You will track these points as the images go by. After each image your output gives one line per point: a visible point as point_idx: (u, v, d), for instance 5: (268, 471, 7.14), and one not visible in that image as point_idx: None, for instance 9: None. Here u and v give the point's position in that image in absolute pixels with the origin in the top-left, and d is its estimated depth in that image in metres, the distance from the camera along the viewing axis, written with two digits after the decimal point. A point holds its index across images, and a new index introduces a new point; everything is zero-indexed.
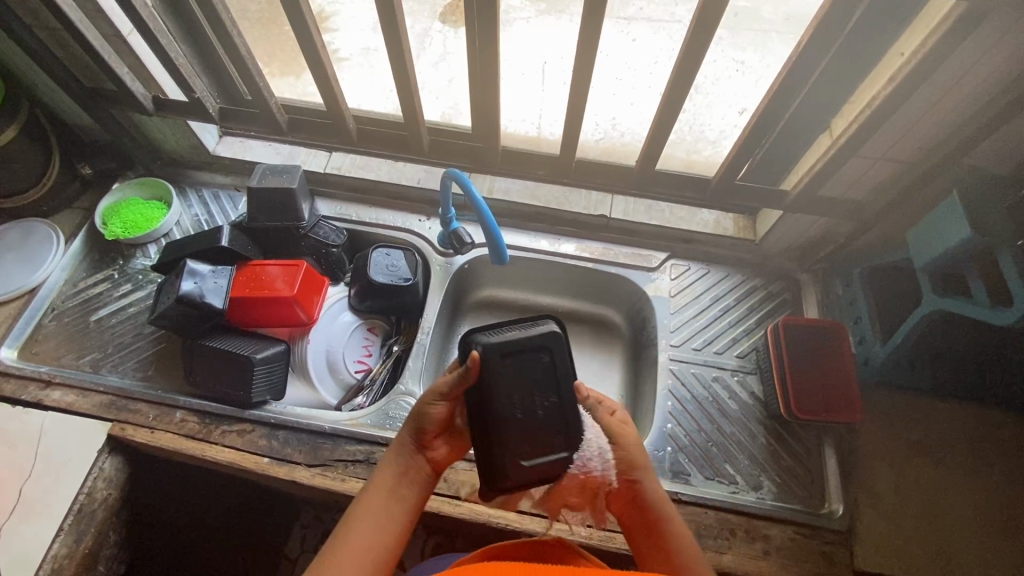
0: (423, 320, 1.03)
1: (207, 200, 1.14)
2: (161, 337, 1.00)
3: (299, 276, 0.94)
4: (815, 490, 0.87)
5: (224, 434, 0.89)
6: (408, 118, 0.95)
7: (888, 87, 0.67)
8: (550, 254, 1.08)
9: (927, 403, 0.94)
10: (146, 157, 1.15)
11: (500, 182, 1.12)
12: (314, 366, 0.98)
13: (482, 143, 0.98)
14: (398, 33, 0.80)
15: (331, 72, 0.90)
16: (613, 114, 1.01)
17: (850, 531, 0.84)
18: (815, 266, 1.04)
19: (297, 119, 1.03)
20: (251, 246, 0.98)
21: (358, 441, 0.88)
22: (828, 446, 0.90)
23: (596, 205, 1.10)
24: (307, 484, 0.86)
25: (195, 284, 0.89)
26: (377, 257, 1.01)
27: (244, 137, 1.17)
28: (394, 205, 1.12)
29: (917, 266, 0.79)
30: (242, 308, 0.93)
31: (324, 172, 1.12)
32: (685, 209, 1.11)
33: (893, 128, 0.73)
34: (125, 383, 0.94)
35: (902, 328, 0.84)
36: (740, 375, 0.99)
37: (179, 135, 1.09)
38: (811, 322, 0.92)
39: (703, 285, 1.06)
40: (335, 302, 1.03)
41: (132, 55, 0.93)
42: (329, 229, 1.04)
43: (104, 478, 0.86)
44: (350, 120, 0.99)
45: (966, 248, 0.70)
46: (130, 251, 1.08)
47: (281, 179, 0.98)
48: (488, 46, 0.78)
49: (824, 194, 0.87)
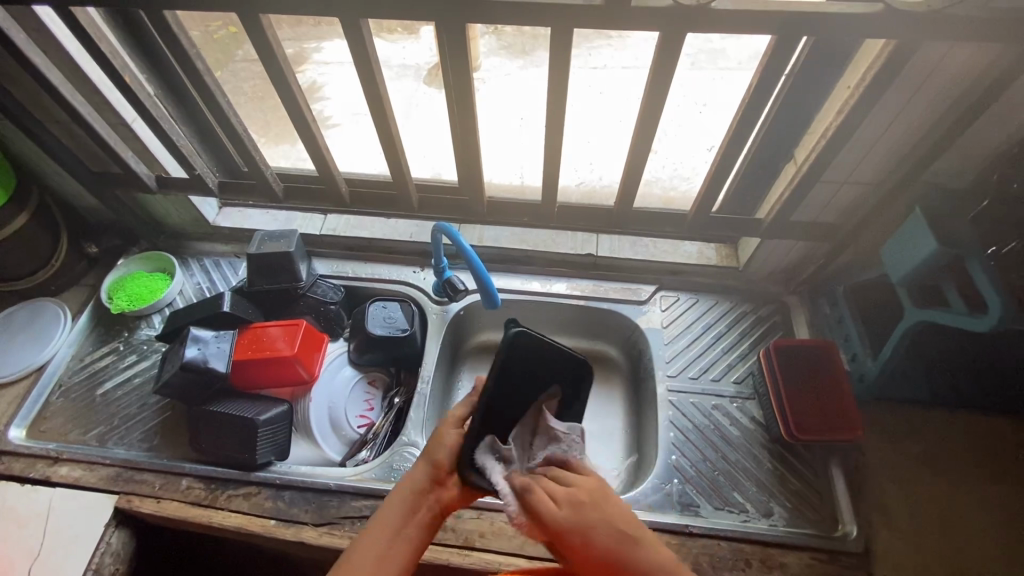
0: (422, 369, 1.04)
1: (208, 268, 1.18)
2: (165, 405, 1.01)
3: (299, 334, 0.97)
4: (827, 513, 0.87)
5: (230, 499, 0.89)
6: (396, 179, 1.00)
7: (839, 118, 0.73)
8: (541, 294, 1.12)
9: (926, 415, 0.94)
10: (149, 233, 1.20)
11: (489, 232, 1.18)
12: (317, 423, 0.99)
13: (468, 197, 1.02)
14: (383, 107, 0.87)
15: (323, 143, 0.96)
16: (589, 160, 1.09)
17: (867, 552, 0.83)
18: (799, 288, 1.07)
19: (292, 186, 1.07)
20: (252, 309, 1.02)
21: (363, 496, 0.88)
22: (835, 466, 0.90)
23: (583, 245, 1.15)
24: (314, 545, 0.85)
25: (198, 350, 0.91)
26: (374, 310, 1.04)
27: (243, 207, 1.23)
28: (387, 259, 1.16)
29: (895, 280, 0.81)
30: (244, 371, 0.95)
31: (320, 234, 1.17)
32: (669, 242, 1.15)
33: (851, 151, 0.78)
34: (131, 453, 0.95)
35: (891, 342, 0.86)
36: (739, 401, 0.99)
37: (182, 209, 1.14)
38: (802, 342, 0.94)
39: (694, 314, 1.09)
40: (336, 357, 1.04)
41: (136, 140, 0.99)
42: (327, 288, 1.08)
43: (112, 553, 0.86)
44: (341, 182, 1.03)
45: (936, 261, 0.73)
46: (135, 323, 1.11)
47: (279, 244, 1.03)
48: (465, 107, 0.84)
49: (797, 219, 0.91)
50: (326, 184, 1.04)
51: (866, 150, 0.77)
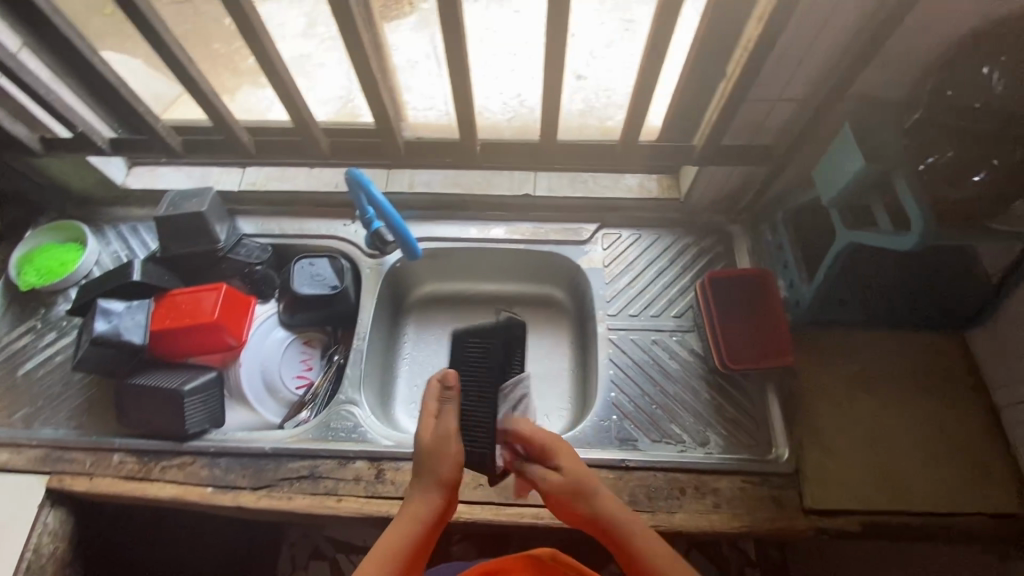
0: (358, 326, 1.01)
1: (125, 235, 1.10)
2: (91, 382, 0.97)
3: (219, 300, 0.92)
4: (760, 437, 0.89)
5: (164, 470, 0.87)
6: (298, 123, 0.89)
7: (760, 27, 0.67)
8: (480, 241, 1.08)
9: (863, 336, 0.95)
10: (54, 200, 1.11)
11: (421, 176, 1.12)
12: (251, 388, 0.96)
13: (382, 139, 0.94)
14: (267, 48, 0.76)
15: (212, 91, 0.85)
16: (518, 90, 0.96)
17: (798, 472, 0.85)
18: (741, 216, 1.04)
19: (190, 141, 0.96)
20: (169, 276, 0.96)
21: (301, 458, 0.87)
22: (770, 392, 0.91)
23: (520, 185, 1.10)
24: (253, 508, 0.84)
25: (110, 324, 0.87)
26: (300, 268, 0.99)
27: (155, 165, 1.14)
28: (315, 213, 1.09)
29: (826, 202, 0.78)
30: (163, 340, 0.90)
31: (239, 190, 1.10)
32: (609, 176, 1.10)
33: (777, 64, 0.72)
34: (59, 433, 0.92)
35: (824, 266, 0.84)
36: (679, 334, 0.99)
37: (84, 173, 1.05)
38: (738, 273, 0.92)
39: (636, 250, 1.06)
40: (265, 320, 1.00)
41: (6, 97, 0.89)
42: (251, 248, 1.02)
43: (49, 533, 0.85)
44: (241, 133, 0.92)
45: (863, 179, 0.70)
46: (51, 298, 1.05)
47: (191, 204, 0.96)
48: (356, 40, 0.75)
49: (731, 144, 0.87)
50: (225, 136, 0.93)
51: (793, 63, 0.72)
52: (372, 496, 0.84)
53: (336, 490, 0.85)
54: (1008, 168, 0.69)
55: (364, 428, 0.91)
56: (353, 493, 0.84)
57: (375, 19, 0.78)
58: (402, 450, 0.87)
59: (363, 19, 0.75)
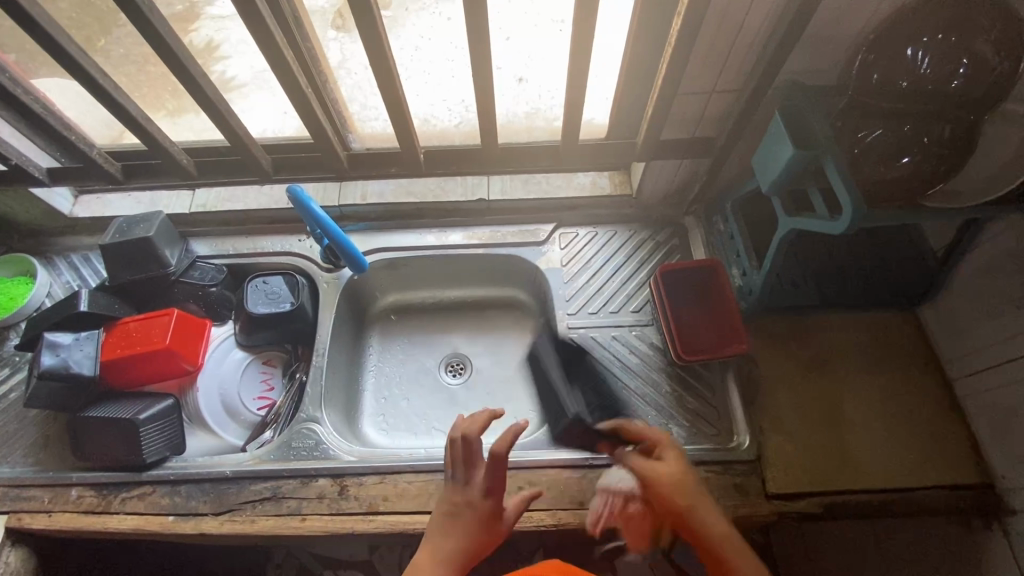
0: (317, 341, 1.00)
1: (76, 264, 1.09)
2: (48, 416, 0.95)
3: (172, 325, 0.91)
4: (722, 425, 0.90)
5: (124, 502, 0.86)
6: (235, 143, 0.88)
7: (681, 22, 0.67)
8: (437, 248, 1.08)
9: (818, 319, 0.96)
10: (1, 235, 1.09)
11: (373, 186, 1.11)
12: (210, 412, 0.95)
13: (323, 152, 0.93)
14: (194, 70, 0.75)
15: (144, 115, 0.83)
16: (461, 96, 0.95)
17: (759, 458, 0.86)
18: (694, 207, 1.05)
19: (131, 167, 0.96)
20: (120, 304, 0.95)
21: (262, 479, 0.86)
22: (730, 380, 0.92)
23: (473, 190, 1.10)
24: (216, 534, 0.83)
25: (58, 358, 0.85)
26: (254, 287, 0.99)
27: (102, 193, 1.12)
28: (269, 231, 1.09)
29: (766, 190, 0.79)
30: (116, 370, 0.89)
31: (190, 213, 1.08)
32: (562, 176, 1.10)
33: (704, 57, 0.73)
34: (15, 471, 0.90)
35: (770, 252, 0.85)
36: (638, 329, 0.99)
37: (27, 205, 1.03)
38: (691, 264, 0.93)
39: (593, 247, 1.07)
40: (222, 342, 0.99)
41: None
42: (205, 270, 1.01)
43: (10, 572, 0.84)
44: (178, 155, 0.90)
45: (796, 166, 0.71)
46: (2, 334, 1.03)
47: (137, 229, 0.95)
48: (281, 56, 0.74)
49: (674, 137, 0.88)
50: (163, 159, 0.91)
51: (720, 54, 0.73)
52: (336, 513, 0.83)
53: (300, 509, 0.84)
54: (936, 146, 0.71)
55: (326, 444, 0.90)
56: (317, 511, 0.83)
57: (302, 33, 0.78)
58: (365, 464, 0.86)
59: (287, 34, 0.74)
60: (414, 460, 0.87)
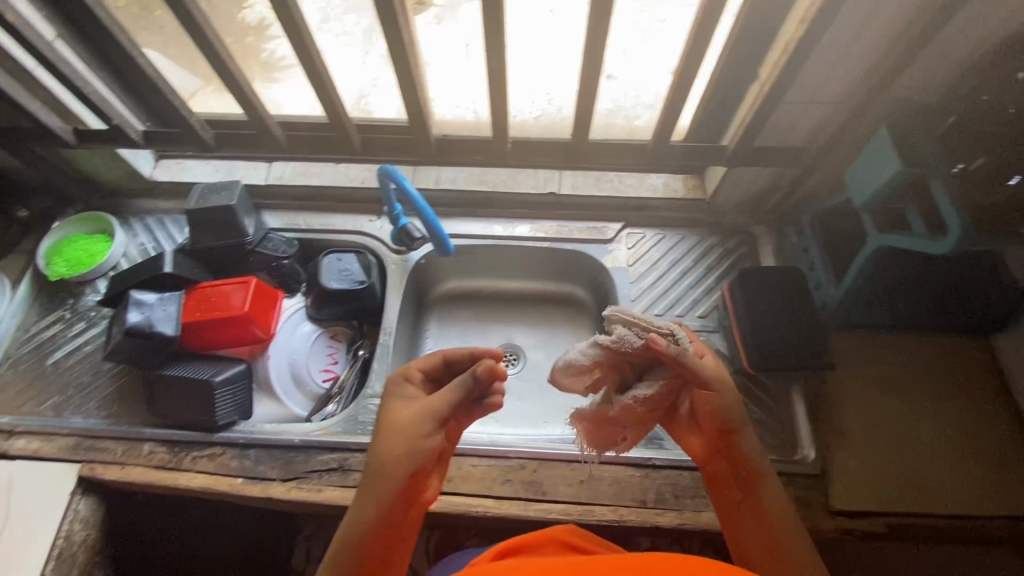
0: (384, 321, 1.02)
1: (151, 227, 1.11)
2: (121, 372, 0.98)
3: (250, 292, 0.93)
4: (786, 438, 0.90)
5: (195, 461, 0.88)
6: (333, 122, 0.91)
7: (802, 30, 0.67)
8: (504, 238, 1.08)
9: (888, 339, 0.95)
10: (82, 192, 1.12)
11: (446, 172, 1.12)
12: (278, 381, 0.97)
13: (414, 134, 0.95)
14: (308, 45, 0.77)
15: (247, 84, 0.85)
16: (546, 89, 0.96)
17: (824, 473, 0.85)
18: (767, 217, 1.05)
19: (223, 134, 0.97)
20: (199, 269, 0.97)
21: (329, 450, 0.88)
22: (796, 394, 0.92)
23: (544, 183, 1.10)
24: (284, 499, 0.85)
25: (142, 316, 0.88)
26: (328, 263, 1.00)
27: (181, 158, 1.15)
28: (341, 208, 1.10)
29: (858, 205, 0.78)
30: (194, 332, 0.91)
31: (266, 184, 1.10)
32: (634, 175, 1.11)
33: (816, 65, 0.72)
34: (89, 422, 0.93)
35: (853, 268, 0.84)
36: (704, 335, 0.99)
37: (112, 164, 1.06)
38: (769, 270, 0.91)
39: (660, 249, 1.07)
40: (293, 313, 1.01)
41: (42, 89, 0.89)
42: (278, 242, 1.02)
43: (81, 520, 0.86)
44: (275, 127, 0.94)
45: (900, 181, 0.70)
46: (79, 288, 1.06)
47: (219, 197, 0.97)
48: (394, 34, 0.75)
49: (764, 144, 0.87)
50: (259, 130, 0.94)
51: (832, 62, 0.72)
52: None
53: None
54: None
55: None
56: None
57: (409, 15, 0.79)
58: None
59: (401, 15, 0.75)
60: (479, 445, 0.88)
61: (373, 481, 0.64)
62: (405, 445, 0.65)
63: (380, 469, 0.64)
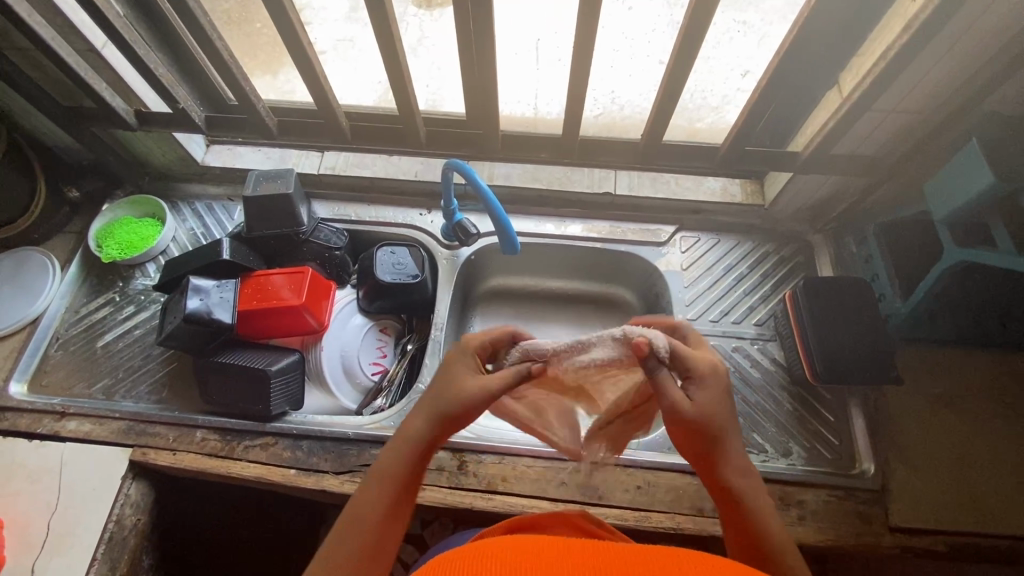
0: (435, 316, 1.01)
1: (201, 212, 1.11)
2: (171, 357, 0.98)
3: (306, 283, 0.92)
4: (844, 451, 0.88)
5: (247, 449, 0.88)
6: (403, 114, 0.92)
7: (904, 36, 0.65)
8: (557, 237, 1.07)
9: (948, 354, 0.93)
10: (133, 174, 1.11)
11: (499, 168, 1.10)
12: (329, 372, 0.96)
13: (482, 129, 0.96)
14: (389, 27, 0.76)
15: (319, 71, 0.85)
16: (612, 87, 0.94)
17: (884, 488, 0.84)
18: (826, 226, 1.03)
19: (286, 122, 0.98)
20: (253, 256, 0.96)
21: (383, 444, 0.87)
22: (855, 406, 0.90)
23: (599, 182, 1.08)
24: (336, 492, 0.84)
25: (201, 301, 0.87)
26: (382, 256, 0.99)
27: (232, 144, 1.13)
28: (393, 201, 1.09)
29: (937, 218, 0.77)
30: (250, 320, 0.91)
31: (317, 173, 1.09)
32: (691, 178, 1.08)
33: (909, 72, 0.70)
34: (141, 407, 0.92)
35: (924, 282, 0.83)
36: (760, 343, 0.98)
37: (167, 148, 1.05)
38: (833, 280, 0.90)
39: (714, 254, 1.05)
40: (345, 305, 1.01)
41: (108, 69, 0.88)
42: (329, 232, 1.02)
43: (131, 504, 0.85)
44: (342, 117, 0.95)
45: (991, 195, 0.68)
46: (129, 272, 1.05)
47: (275, 185, 0.96)
48: (476, 25, 0.74)
49: (837, 152, 0.86)
50: (326, 119, 0.95)
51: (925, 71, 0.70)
52: (456, 487, 0.84)
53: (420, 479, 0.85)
54: None
55: None
56: (437, 483, 0.84)
57: None
58: (485, 443, 0.87)
59: None
60: (533, 445, 0.87)
61: (432, 403, 0.61)
62: (466, 385, 0.61)
63: (442, 394, 0.62)
